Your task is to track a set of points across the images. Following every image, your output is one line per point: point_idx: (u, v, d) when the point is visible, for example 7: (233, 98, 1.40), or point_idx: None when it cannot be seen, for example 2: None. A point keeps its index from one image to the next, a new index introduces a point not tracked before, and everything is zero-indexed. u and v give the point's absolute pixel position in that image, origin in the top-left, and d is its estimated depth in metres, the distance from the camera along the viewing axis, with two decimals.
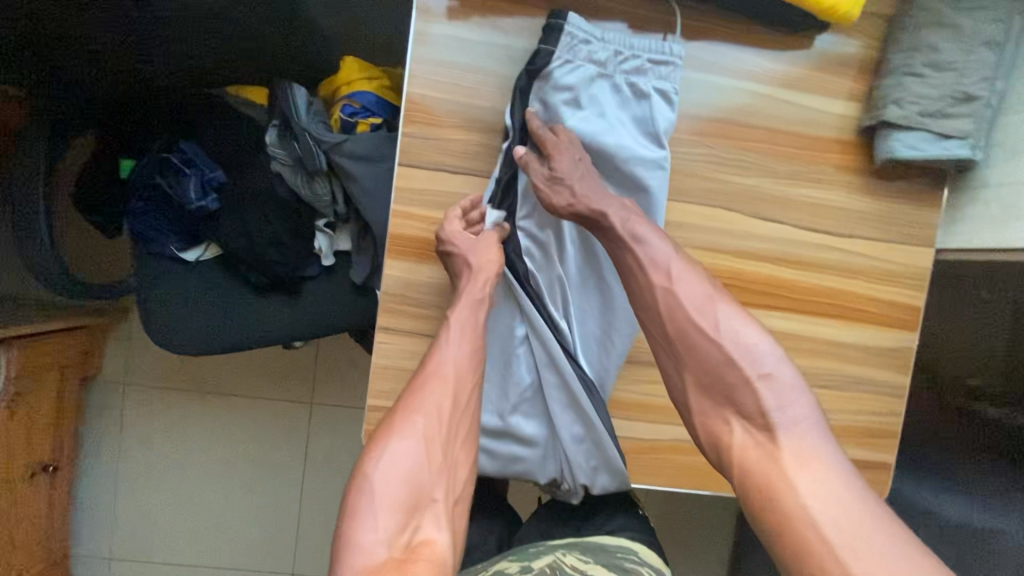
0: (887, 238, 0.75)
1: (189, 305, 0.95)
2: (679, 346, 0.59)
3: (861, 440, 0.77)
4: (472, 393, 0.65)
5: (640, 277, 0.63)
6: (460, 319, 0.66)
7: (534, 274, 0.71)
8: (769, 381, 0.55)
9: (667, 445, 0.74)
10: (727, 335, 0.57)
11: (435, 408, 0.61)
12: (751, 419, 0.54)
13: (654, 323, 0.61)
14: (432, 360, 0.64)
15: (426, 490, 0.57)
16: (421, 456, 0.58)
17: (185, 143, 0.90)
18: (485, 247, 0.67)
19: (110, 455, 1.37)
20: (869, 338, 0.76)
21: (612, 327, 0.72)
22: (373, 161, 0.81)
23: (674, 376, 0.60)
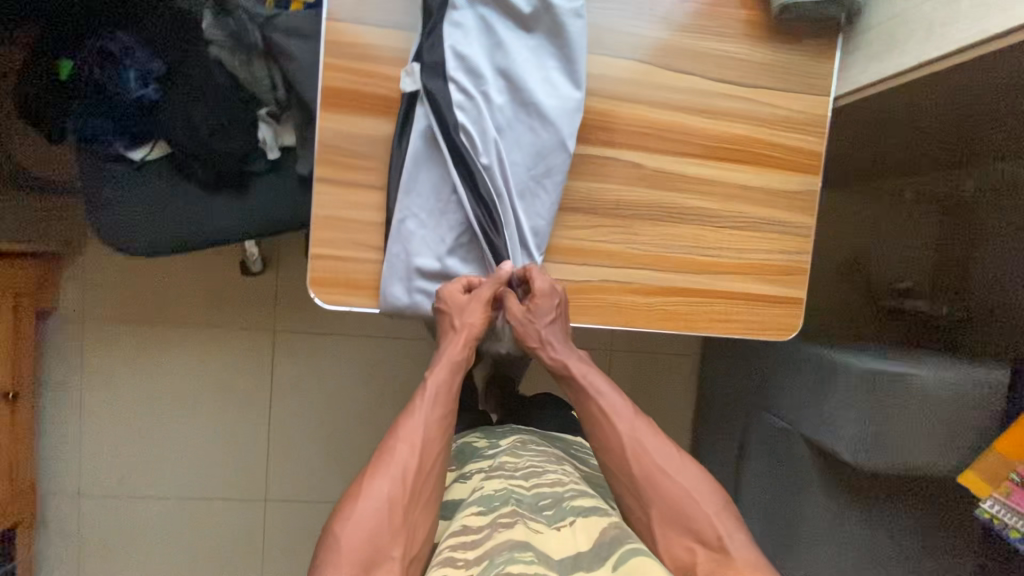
0: (786, 88, 0.82)
1: (138, 203, 0.97)
2: (645, 489, 0.70)
3: (776, 278, 0.84)
4: (440, 456, 0.70)
5: (606, 423, 0.74)
6: (438, 380, 0.74)
7: (463, 126, 0.73)
8: (718, 512, 0.68)
9: (594, 285, 0.81)
10: (682, 477, 0.71)
11: (400, 472, 0.66)
12: (709, 545, 0.66)
13: (620, 466, 0.72)
14: (404, 420, 0.71)
15: (384, 551, 0.62)
16: (381, 513, 0.63)
17: (121, 32, 0.90)
18: (472, 310, 0.75)
19: (74, 391, 1.38)
20: (777, 180, 0.83)
21: (542, 172, 0.76)
22: (305, 36, 0.85)
23: (637, 514, 0.70)
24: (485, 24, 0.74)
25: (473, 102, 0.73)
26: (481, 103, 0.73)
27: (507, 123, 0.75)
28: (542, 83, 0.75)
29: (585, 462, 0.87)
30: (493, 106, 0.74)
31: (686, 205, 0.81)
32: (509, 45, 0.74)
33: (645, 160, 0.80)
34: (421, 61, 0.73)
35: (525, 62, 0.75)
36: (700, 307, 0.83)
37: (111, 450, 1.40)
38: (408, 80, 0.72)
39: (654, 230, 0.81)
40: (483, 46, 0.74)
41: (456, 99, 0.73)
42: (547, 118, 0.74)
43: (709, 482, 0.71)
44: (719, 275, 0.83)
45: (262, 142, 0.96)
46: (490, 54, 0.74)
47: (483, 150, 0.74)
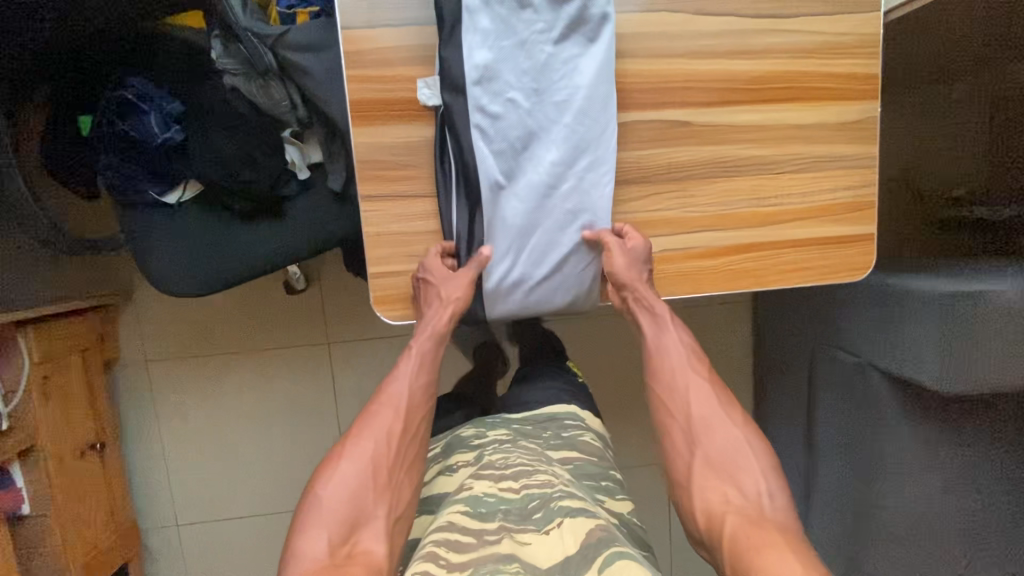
0: (833, 10, 0.76)
1: (183, 247, 0.97)
2: (698, 431, 0.72)
3: (844, 215, 0.80)
4: (420, 423, 0.78)
5: (678, 367, 0.78)
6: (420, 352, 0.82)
7: (480, 138, 0.70)
8: (767, 477, 0.66)
9: (655, 256, 0.78)
10: (738, 436, 0.70)
11: (385, 435, 0.74)
12: (745, 498, 0.64)
13: (678, 406, 0.75)
14: (388, 388, 0.80)
15: (368, 511, 0.68)
16: (365, 475, 0.70)
17: (135, 78, 0.90)
18: (455, 283, 0.73)
19: (155, 430, 1.43)
20: (833, 114, 0.78)
21: (595, 159, 0.73)
22: (317, 49, 0.80)
23: (682, 454, 0.72)
24: (495, 25, 0.68)
25: (492, 119, 0.70)
26: (507, 112, 0.70)
27: (551, 118, 0.71)
28: (578, 64, 0.70)
29: (578, 445, 0.88)
30: (529, 99, 0.70)
31: (739, 156, 0.77)
32: (530, 40, 0.69)
33: (690, 117, 0.76)
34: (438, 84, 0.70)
35: (554, 51, 0.70)
36: (768, 260, 0.80)
37: (197, 480, 1.46)
38: (427, 92, 0.70)
39: (709, 188, 0.77)
40: (500, 49, 0.69)
41: (473, 119, 0.69)
42: (592, 102, 0.71)
43: (767, 451, 0.69)
44: (783, 223, 0.79)
45: (290, 164, 0.95)
46: (513, 54, 0.69)
47: (531, 157, 0.72)
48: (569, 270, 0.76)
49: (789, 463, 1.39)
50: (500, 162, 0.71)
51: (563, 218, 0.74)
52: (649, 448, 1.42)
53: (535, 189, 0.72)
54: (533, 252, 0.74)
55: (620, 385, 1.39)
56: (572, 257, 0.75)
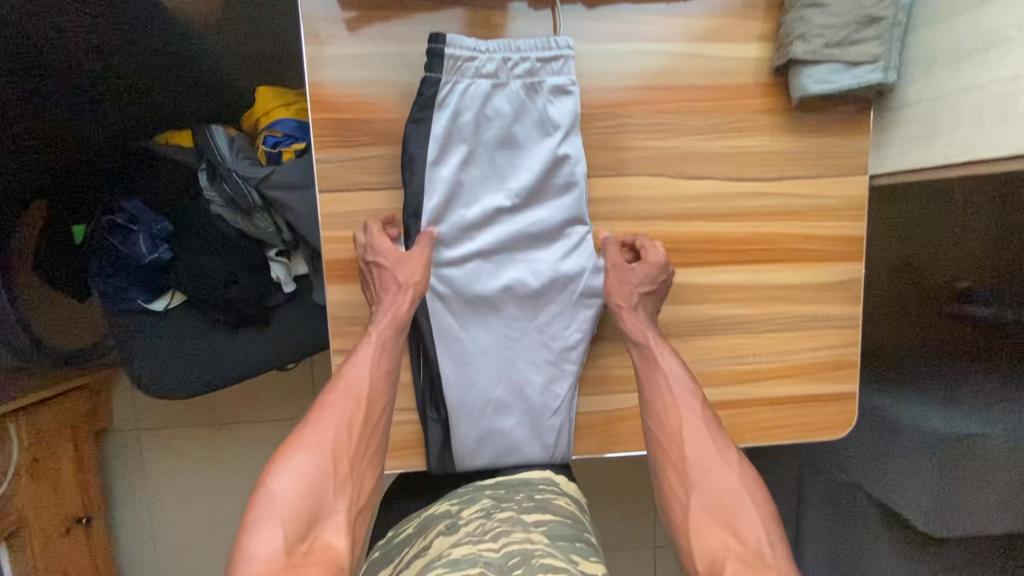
0: (817, 173, 0.75)
1: (167, 354, 0.97)
2: (695, 475, 0.65)
3: (825, 374, 0.79)
4: (383, 409, 0.68)
5: (674, 408, 0.69)
6: (382, 335, 0.69)
7: (441, 304, 0.71)
8: (767, 518, 0.61)
9: (630, 411, 0.77)
10: (736, 476, 0.64)
11: (342, 423, 0.65)
12: (745, 546, 0.59)
13: (674, 445, 0.68)
14: (345, 372, 0.68)
15: (328, 505, 0.61)
16: (323, 466, 0.62)
17: (126, 200, 0.92)
18: (411, 265, 0.68)
19: (140, 499, 1.43)
20: (816, 275, 0.77)
21: (566, 314, 0.73)
22: (301, 188, 0.81)
23: (678, 497, 0.65)
24: (457, 193, 0.69)
25: (454, 284, 0.71)
26: (470, 275, 0.71)
27: (521, 274, 0.72)
28: (550, 226, 0.71)
29: (552, 507, 0.69)
30: (495, 262, 0.71)
31: (718, 315, 0.76)
32: (499, 206, 0.70)
33: None
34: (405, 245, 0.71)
35: (524, 217, 0.71)
36: (746, 417, 0.78)
37: (179, 551, 1.45)
38: None
39: (685, 345, 0.77)
40: (464, 215, 0.70)
41: (435, 285, 0.71)
42: (563, 262, 0.72)
43: (766, 496, 0.63)
44: (761, 381, 0.78)
45: (277, 280, 0.96)
46: (479, 221, 0.70)
47: (499, 310, 0.72)
48: (540, 420, 0.74)
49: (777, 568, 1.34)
50: (463, 322, 0.72)
51: (531, 368, 0.73)
52: None
53: (499, 344, 0.72)
54: (500, 406, 0.73)
55: None
56: (541, 411, 0.74)
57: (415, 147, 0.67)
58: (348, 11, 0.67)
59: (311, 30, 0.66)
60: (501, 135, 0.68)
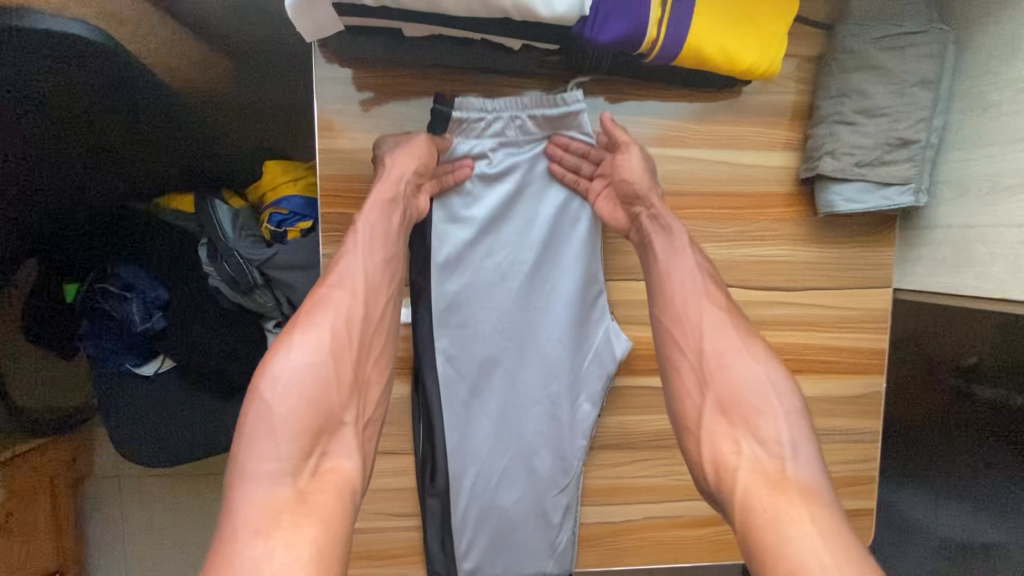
0: (841, 284, 0.72)
1: (157, 421, 0.93)
2: (710, 368, 0.55)
3: (841, 489, 0.76)
4: (385, 304, 0.59)
5: (690, 297, 0.58)
6: (373, 223, 0.59)
7: (446, 368, 0.66)
8: (793, 415, 0.51)
9: (638, 523, 0.73)
10: (760, 370, 0.53)
11: (338, 322, 0.54)
12: (765, 449, 0.50)
13: (689, 334, 0.57)
14: (338, 264, 0.57)
15: (334, 416, 0.51)
16: (325, 371, 0.52)
17: (121, 266, 0.88)
18: (410, 154, 0.60)
19: (114, 552, 1.36)
20: (835, 387, 0.74)
21: (575, 380, 0.68)
22: (305, 269, 0.78)
23: (689, 394, 0.56)
24: (466, 247, 0.65)
25: (461, 343, 0.66)
26: (477, 329, 0.66)
27: (530, 331, 0.67)
28: (560, 281, 0.67)
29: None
30: (505, 317, 0.66)
31: None
32: (511, 264, 0.66)
33: None
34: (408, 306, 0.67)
35: (534, 270, 0.66)
36: None
37: None
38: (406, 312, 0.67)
39: None
40: (473, 269, 0.65)
41: (442, 347, 0.66)
42: (574, 321, 0.67)
43: (798, 391, 0.53)
44: None
45: None
46: (490, 277, 0.66)
47: (507, 369, 0.67)
48: (543, 497, 0.69)
49: None
50: (466, 384, 0.66)
51: (537, 438, 0.68)
52: None
53: (505, 407, 0.67)
54: (504, 478, 0.68)
55: None
56: (546, 492, 0.68)
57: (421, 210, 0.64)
58: (366, 105, 0.65)
59: (325, 123, 0.64)
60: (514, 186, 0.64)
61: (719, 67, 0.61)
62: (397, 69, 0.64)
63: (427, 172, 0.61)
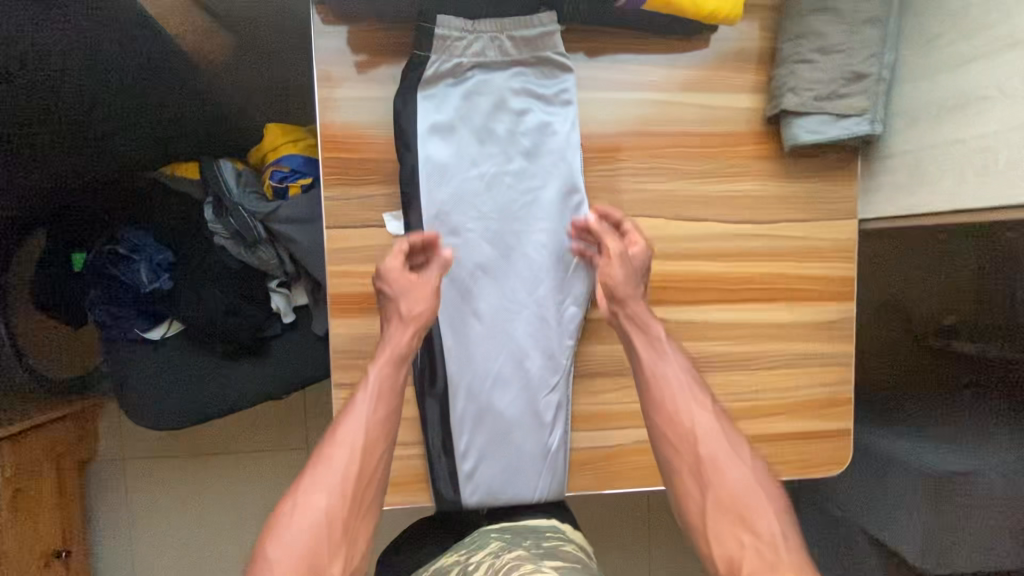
0: (809, 217, 0.78)
1: (161, 383, 0.96)
2: (707, 471, 0.61)
3: (819, 411, 0.80)
4: (381, 462, 0.64)
5: (682, 401, 0.65)
6: (379, 378, 0.66)
7: (436, 273, 0.71)
8: (781, 516, 0.57)
9: (629, 447, 0.77)
10: (748, 473, 0.61)
11: (338, 478, 0.60)
12: (762, 542, 0.55)
13: (685, 440, 0.63)
14: (341, 424, 0.64)
15: (323, 567, 0.55)
16: (319, 526, 0.57)
17: (128, 230, 0.92)
18: (419, 295, 0.68)
19: (122, 532, 1.38)
20: (810, 313, 0.79)
21: (561, 284, 0.73)
22: (306, 222, 0.82)
23: (692, 497, 0.61)
24: (450, 162, 0.70)
25: (451, 254, 0.71)
26: (466, 239, 0.71)
27: (518, 243, 0.72)
28: (543, 193, 0.72)
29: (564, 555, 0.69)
30: (492, 229, 0.72)
31: (716, 352, 0.78)
32: (495, 177, 0.71)
33: (663, 314, 0.77)
34: (398, 216, 0.72)
35: (518, 185, 0.71)
36: None
37: None
38: (396, 224, 0.71)
39: None
40: (459, 183, 0.70)
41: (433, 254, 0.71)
42: (555, 231, 0.72)
43: (778, 491, 0.60)
44: (757, 418, 0.79)
45: (276, 310, 0.96)
46: (475, 191, 0.71)
47: (495, 277, 0.73)
48: (537, 397, 0.74)
49: None
50: (457, 291, 0.72)
51: (528, 341, 0.74)
52: None
53: (496, 311, 0.73)
54: (495, 377, 0.74)
55: None
56: (535, 390, 0.74)
57: (407, 121, 0.68)
58: (361, 57, 0.69)
59: (324, 73, 0.69)
60: (493, 103, 0.70)
61: (687, 10, 0.67)
62: (390, 22, 0.69)
63: (434, 310, 0.69)
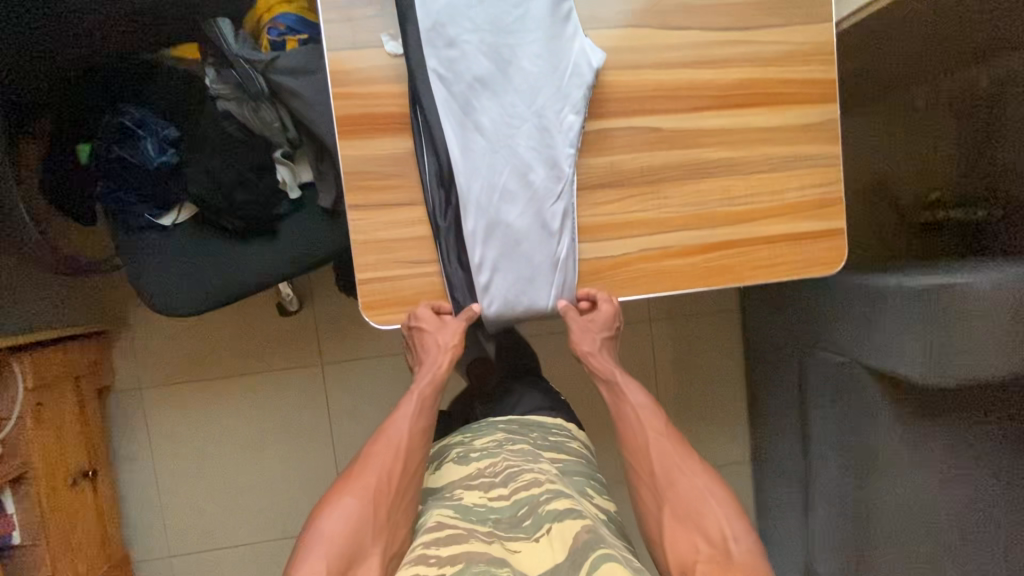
0: (788, 21, 0.81)
1: (176, 269, 0.98)
2: (663, 486, 0.73)
3: (814, 213, 0.84)
4: (420, 463, 0.75)
5: (637, 427, 0.79)
6: (421, 394, 0.81)
7: (437, 87, 0.74)
8: (729, 516, 0.67)
9: (634, 256, 0.81)
10: (697, 482, 0.71)
11: (382, 472, 0.72)
12: (712, 544, 0.65)
13: (643, 461, 0.76)
14: (388, 428, 0.77)
15: (366, 546, 0.66)
16: (364, 509, 0.68)
17: (133, 107, 0.95)
18: (449, 329, 0.80)
19: (144, 458, 1.38)
20: (796, 117, 0.83)
21: (558, 93, 0.76)
22: (305, 73, 0.86)
23: (651, 511, 0.72)
24: None
25: (450, 69, 0.74)
26: (462, 52, 0.74)
27: (513, 55, 0.75)
28: (533, 3, 0.74)
29: (564, 449, 0.85)
30: (488, 42, 0.74)
31: (710, 158, 0.81)
32: None
33: (658, 124, 0.80)
34: (395, 37, 0.74)
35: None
36: (742, 258, 0.83)
37: (189, 512, 1.39)
38: (393, 44, 0.74)
39: (681, 190, 0.81)
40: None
41: (431, 66, 0.74)
42: (548, 39, 0.75)
43: (728, 494, 0.70)
44: (755, 222, 0.83)
45: (282, 184, 0.97)
46: (468, 5, 0.74)
47: (494, 91, 0.75)
48: (543, 207, 0.77)
49: (782, 473, 1.34)
50: (457, 106, 0.75)
51: (530, 152, 0.76)
52: None
53: (498, 123, 0.75)
54: (502, 190, 0.76)
55: None
56: (541, 199, 0.77)
57: None
58: None
59: None
60: None
61: None
62: None
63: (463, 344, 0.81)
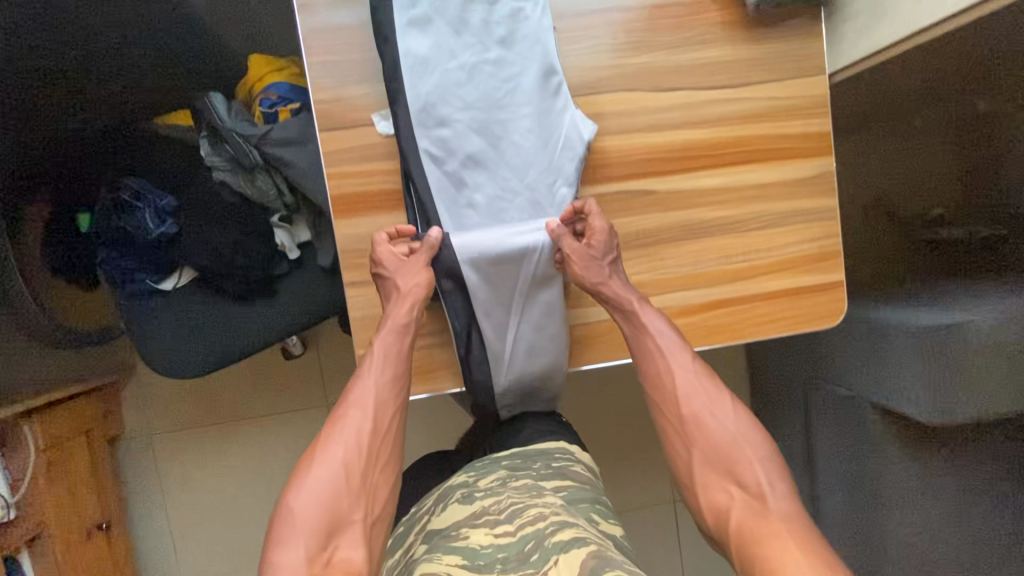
0: (781, 77, 0.81)
1: (177, 331, 0.97)
2: (693, 431, 0.70)
3: (812, 266, 0.83)
4: (392, 418, 0.70)
5: (662, 363, 0.74)
6: (386, 343, 0.73)
7: (429, 168, 0.74)
8: (765, 461, 0.65)
9: None
10: (732, 427, 0.69)
11: (352, 436, 0.67)
12: (747, 490, 0.63)
13: (670, 405, 0.72)
14: (355, 387, 0.71)
15: (344, 514, 0.61)
16: (336, 481, 0.63)
17: (131, 177, 0.96)
18: (413, 272, 0.73)
19: (156, 505, 1.40)
20: (792, 171, 0.82)
21: (550, 165, 0.76)
22: (300, 143, 0.87)
23: (681, 455, 0.70)
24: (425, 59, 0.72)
25: (443, 149, 0.74)
26: (452, 131, 0.74)
27: (505, 131, 0.75)
28: (523, 79, 0.74)
29: (570, 476, 0.82)
30: (480, 121, 0.74)
31: (706, 217, 0.81)
32: (477, 68, 0.73)
33: (651, 186, 0.80)
34: (385, 115, 0.75)
35: (498, 74, 0.74)
36: (741, 314, 0.83)
37: (202, 556, 1.41)
38: (385, 123, 0.74)
39: (678, 250, 0.81)
40: (439, 76, 0.73)
41: (423, 147, 0.73)
42: (538, 114, 0.75)
43: (763, 438, 0.67)
44: (753, 278, 0.83)
45: (281, 246, 0.98)
46: (457, 83, 0.73)
47: (488, 168, 0.75)
48: (541, 281, 0.78)
49: None
50: (452, 183, 0.75)
51: (525, 227, 0.76)
52: (651, 489, 1.41)
53: (494, 200, 0.76)
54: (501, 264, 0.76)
55: (621, 430, 1.39)
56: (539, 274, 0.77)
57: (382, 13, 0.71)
58: None
59: None
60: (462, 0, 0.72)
61: None
62: None
63: (431, 284, 0.75)
